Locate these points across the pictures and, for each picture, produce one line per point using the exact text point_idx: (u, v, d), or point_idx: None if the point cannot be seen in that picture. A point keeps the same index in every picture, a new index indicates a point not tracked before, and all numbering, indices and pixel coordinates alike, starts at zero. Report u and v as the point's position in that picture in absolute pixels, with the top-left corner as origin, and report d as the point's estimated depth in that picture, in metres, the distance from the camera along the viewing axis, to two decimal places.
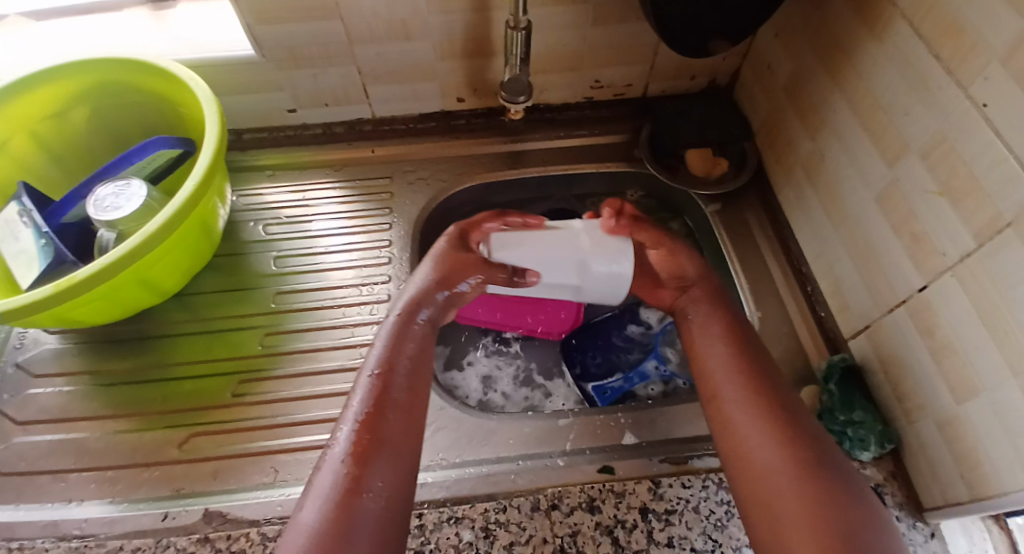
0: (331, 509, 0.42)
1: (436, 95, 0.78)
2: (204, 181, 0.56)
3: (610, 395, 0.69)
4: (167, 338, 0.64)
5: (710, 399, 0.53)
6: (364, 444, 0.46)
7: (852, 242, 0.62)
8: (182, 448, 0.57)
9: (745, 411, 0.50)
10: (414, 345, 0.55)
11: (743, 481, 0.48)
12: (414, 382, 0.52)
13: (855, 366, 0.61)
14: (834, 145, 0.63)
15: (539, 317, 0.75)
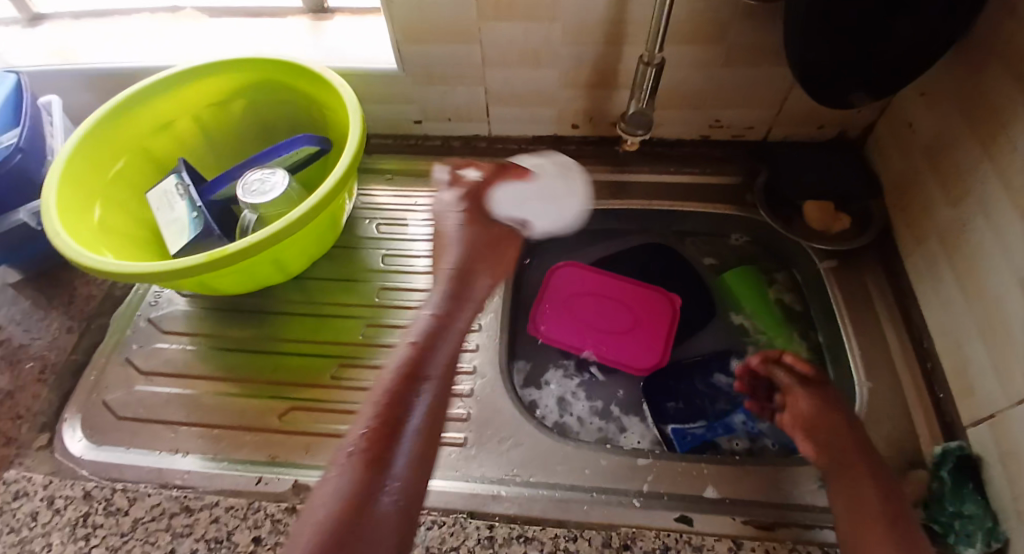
0: (350, 498, 0.41)
1: (553, 120, 0.80)
2: (344, 180, 0.60)
3: (689, 441, 0.67)
4: (279, 315, 0.69)
5: (859, 524, 0.50)
6: (382, 436, 0.44)
7: (986, 323, 0.57)
8: (282, 418, 0.61)
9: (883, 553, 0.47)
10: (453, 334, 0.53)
11: None
12: (440, 369, 0.50)
13: (973, 457, 0.56)
14: (978, 217, 0.59)
15: (625, 351, 0.74)
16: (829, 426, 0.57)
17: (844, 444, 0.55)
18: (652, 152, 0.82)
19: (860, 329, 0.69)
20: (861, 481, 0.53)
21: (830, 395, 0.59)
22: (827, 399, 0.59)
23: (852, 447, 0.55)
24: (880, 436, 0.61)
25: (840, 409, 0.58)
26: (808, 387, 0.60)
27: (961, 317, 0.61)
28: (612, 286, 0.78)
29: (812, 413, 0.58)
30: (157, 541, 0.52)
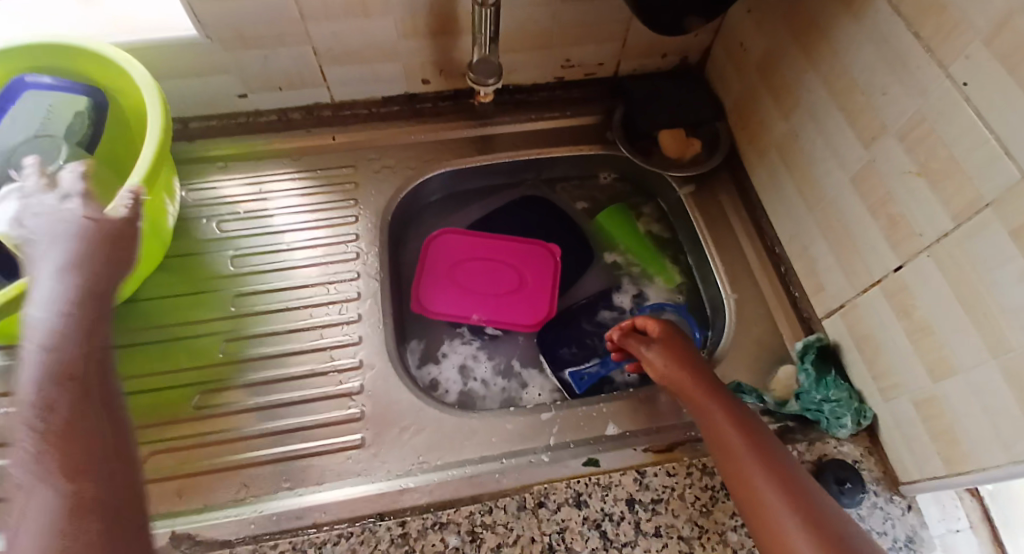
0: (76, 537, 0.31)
1: (400, 77, 0.74)
2: (141, 186, 0.51)
3: (587, 381, 0.68)
4: (120, 349, 0.60)
5: (720, 448, 0.50)
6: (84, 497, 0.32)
7: (827, 224, 0.62)
8: (140, 468, 0.53)
9: (754, 458, 0.48)
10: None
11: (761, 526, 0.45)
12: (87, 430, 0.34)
13: (830, 347, 0.62)
14: (810, 126, 0.62)
15: (517, 309, 0.73)
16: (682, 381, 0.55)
17: (699, 393, 0.54)
18: (511, 101, 0.80)
19: (723, 249, 0.72)
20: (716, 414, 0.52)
21: (680, 344, 0.58)
22: (676, 350, 0.58)
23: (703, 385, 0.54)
24: (752, 344, 0.66)
25: (690, 357, 0.57)
26: (655, 342, 0.59)
27: (803, 221, 0.65)
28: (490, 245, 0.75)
29: (668, 371, 0.57)
30: None
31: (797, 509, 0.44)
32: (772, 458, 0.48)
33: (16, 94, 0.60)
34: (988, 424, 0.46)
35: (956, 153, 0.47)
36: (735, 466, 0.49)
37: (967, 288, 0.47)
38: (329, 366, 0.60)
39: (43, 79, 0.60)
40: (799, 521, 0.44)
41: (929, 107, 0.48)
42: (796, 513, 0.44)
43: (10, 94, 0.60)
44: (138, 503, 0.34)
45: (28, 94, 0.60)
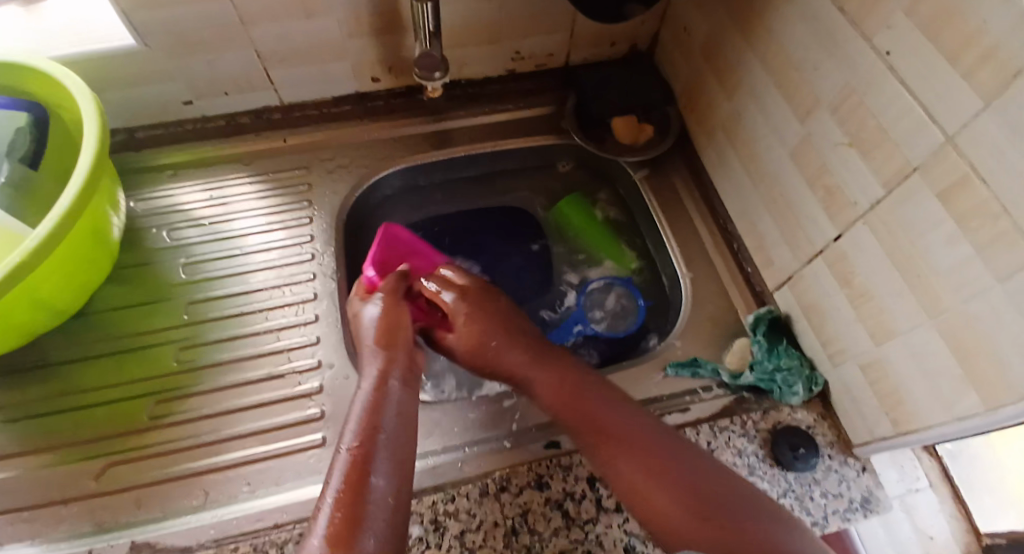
0: None
1: (350, 77, 0.73)
2: (78, 200, 0.51)
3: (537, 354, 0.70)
4: (75, 362, 0.59)
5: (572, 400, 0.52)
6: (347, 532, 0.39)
7: (771, 199, 0.63)
8: (100, 479, 0.53)
9: (619, 409, 0.50)
10: (390, 422, 0.47)
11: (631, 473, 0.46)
12: (392, 464, 0.44)
13: (781, 317, 0.63)
14: (752, 105, 0.63)
15: None
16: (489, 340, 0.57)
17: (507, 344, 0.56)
18: (463, 95, 0.80)
19: (677, 231, 0.74)
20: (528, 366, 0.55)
21: (479, 296, 0.60)
22: (482, 303, 0.59)
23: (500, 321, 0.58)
24: (708, 319, 0.67)
25: (499, 308, 0.59)
26: (454, 286, 0.61)
27: (751, 198, 0.67)
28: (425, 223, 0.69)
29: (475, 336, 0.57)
30: None
31: (622, 444, 0.48)
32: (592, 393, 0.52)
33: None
34: (928, 381, 0.48)
35: (883, 121, 0.48)
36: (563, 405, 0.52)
37: (899, 252, 0.48)
38: (287, 367, 0.60)
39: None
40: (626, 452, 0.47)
41: (856, 79, 0.50)
42: (650, 430, 0.49)
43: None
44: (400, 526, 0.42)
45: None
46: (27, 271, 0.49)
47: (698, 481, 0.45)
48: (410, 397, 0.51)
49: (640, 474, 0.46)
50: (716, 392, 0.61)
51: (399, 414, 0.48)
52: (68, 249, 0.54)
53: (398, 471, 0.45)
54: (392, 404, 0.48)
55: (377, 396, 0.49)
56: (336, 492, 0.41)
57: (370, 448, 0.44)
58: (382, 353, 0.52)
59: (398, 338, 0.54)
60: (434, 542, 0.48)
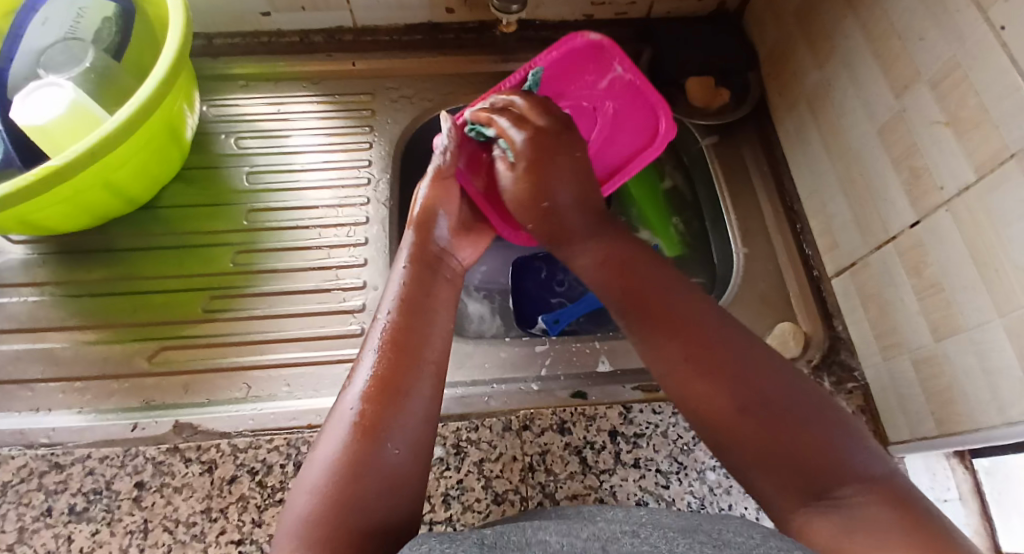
0: (343, 453, 0.37)
1: (425, 5, 0.72)
2: (155, 92, 0.52)
3: (560, 324, 0.67)
4: (140, 250, 0.63)
5: (637, 296, 0.47)
6: (374, 404, 0.40)
7: (848, 179, 0.60)
8: (152, 361, 0.56)
9: (678, 306, 0.45)
10: (430, 309, 0.47)
11: (725, 380, 0.41)
12: (430, 344, 0.44)
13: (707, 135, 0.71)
14: (843, 75, 0.60)
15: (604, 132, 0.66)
16: (528, 152, 0.54)
17: (551, 183, 0.54)
18: (537, 38, 0.78)
19: (739, 203, 0.71)
20: (548, 211, 0.54)
21: (558, 153, 0.55)
22: (542, 165, 0.54)
23: (579, 184, 0.55)
24: (758, 296, 0.65)
25: (572, 163, 0.55)
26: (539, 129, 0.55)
27: (826, 176, 0.63)
28: (569, 69, 0.61)
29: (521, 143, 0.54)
30: (30, 502, 0.47)
31: (717, 355, 0.42)
32: (717, 315, 0.45)
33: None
34: (986, 384, 0.45)
35: (986, 101, 0.45)
36: (627, 322, 0.47)
37: (979, 243, 0.45)
38: (334, 283, 0.62)
39: None
40: (761, 368, 0.41)
41: (964, 54, 0.46)
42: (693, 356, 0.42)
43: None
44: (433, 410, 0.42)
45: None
46: (103, 150, 0.51)
47: (754, 403, 0.40)
48: (451, 289, 0.51)
49: (688, 372, 0.42)
50: None
51: (435, 296, 0.48)
52: (142, 138, 0.55)
53: (434, 346, 0.45)
54: (425, 283, 0.49)
55: (414, 279, 0.49)
56: (373, 355, 0.42)
57: (405, 323, 0.45)
58: (413, 236, 0.53)
59: (433, 228, 0.54)
60: (453, 465, 0.50)
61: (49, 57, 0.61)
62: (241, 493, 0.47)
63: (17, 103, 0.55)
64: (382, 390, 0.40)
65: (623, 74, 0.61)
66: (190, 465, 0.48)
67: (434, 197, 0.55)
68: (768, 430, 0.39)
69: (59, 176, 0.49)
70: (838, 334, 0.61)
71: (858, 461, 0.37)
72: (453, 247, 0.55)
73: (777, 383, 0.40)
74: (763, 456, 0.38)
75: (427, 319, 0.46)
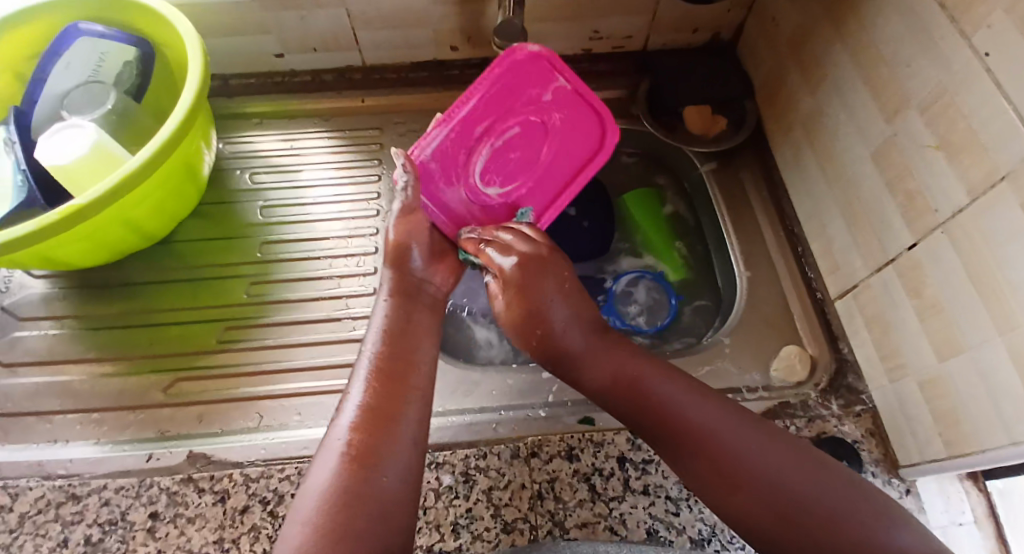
0: (332, 483, 0.38)
1: (430, 43, 0.75)
2: (169, 139, 0.54)
3: None
4: (156, 284, 0.64)
5: (630, 385, 0.47)
6: (364, 435, 0.40)
7: (846, 203, 0.61)
8: (166, 392, 0.58)
9: (672, 389, 0.46)
10: (414, 336, 0.48)
11: (739, 468, 0.41)
12: (413, 372, 0.45)
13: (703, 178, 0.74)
14: (836, 102, 0.61)
15: (512, 154, 0.59)
16: (516, 277, 0.51)
17: (544, 300, 0.50)
18: None
19: (740, 227, 0.72)
20: (543, 337, 0.50)
21: (545, 276, 0.51)
22: (534, 284, 0.51)
23: (574, 300, 0.52)
24: (762, 319, 0.65)
25: (562, 289, 0.52)
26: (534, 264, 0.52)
27: (825, 200, 0.64)
28: (511, 86, 0.57)
29: (509, 272, 0.51)
30: (47, 533, 0.47)
31: (742, 455, 0.42)
32: (735, 415, 0.44)
33: (67, 37, 0.64)
34: (990, 403, 0.45)
35: (975, 125, 0.46)
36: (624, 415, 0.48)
37: (976, 263, 0.46)
38: (344, 313, 0.63)
39: (95, 27, 0.64)
40: (792, 463, 0.41)
41: (951, 80, 0.48)
42: (703, 439, 0.43)
43: (60, 37, 0.64)
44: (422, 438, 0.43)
45: (82, 39, 0.64)
46: (117, 194, 0.53)
47: (773, 492, 0.40)
48: (431, 316, 0.52)
49: (720, 487, 0.41)
50: (760, 393, 0.60)
51: (417, 323, 0.50)
52: (156, 182, 0.57)
53: (419, 374, 0.46)
54: (406, 314, 0.50)
55: (398, 309, 0.50)
56: (361, 388, 0.43)
57: (391, 353, 0.46)
58: (392, 271, 0.54)
59: (409, 261, 0.54)
60: (463, 493, 0.50)
61: (72, 100, 0.64)
62: (253, 523, 0.47)
63: (41, 144, 0.58)
64: (371, 421, 0.41)
65: (566, 85, 0.59)
66: (203, 496, 0.49)
67: (409, 233, 0.54)
68: (798, 516, 0.39)
69: (73, 218, 0.51)
70: (844, 356, 0.61)
71: (899, 543, 0.37)
72: (429, 273, 0.55)
73: (790, 464, 0.41)
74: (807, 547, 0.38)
75: (412, 348, 0.47)
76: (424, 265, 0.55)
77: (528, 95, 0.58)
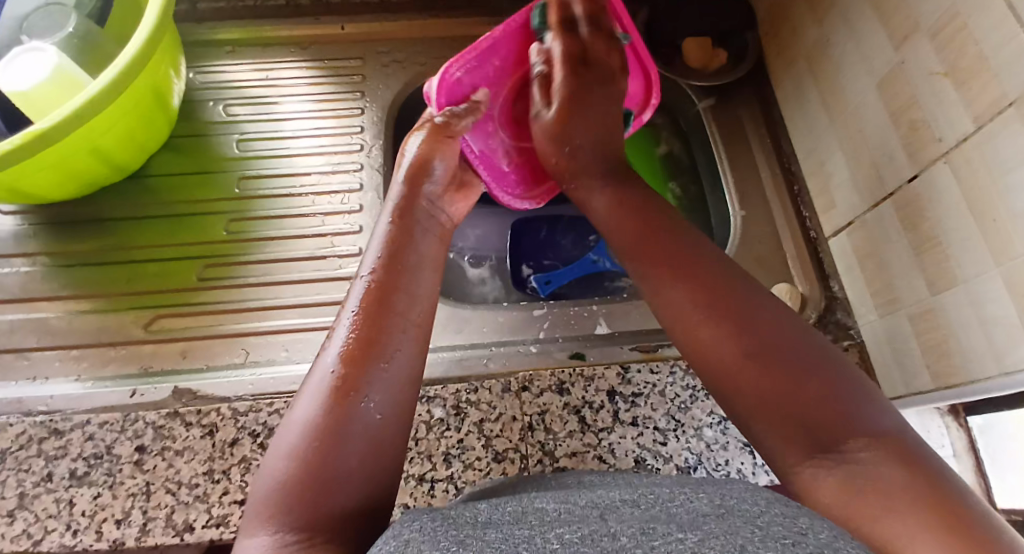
0: (320, 417, 0.37)
1: None
2: (122, 76, 0.50)
3: (551, 286, 0.68)
4: (131, 219, 0.62)
5: (645, 234, 0.48)
6: (351, 364, 0.39)
7: (846, 137, 0.59)
8: (148, 328, 0.56)
9: (687, 244, 0.46)
10: (415, 264, 0.46)
11: (722, 323, 0.41)
12: (413, 307, 0.44)
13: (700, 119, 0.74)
14: (842, 30, 0.59)
15: None
16: (566, 88, 0.55)
17: (582, 116, 0.55)
18: None
19: (736, 164, 0.70)
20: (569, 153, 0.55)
21: (591, 84, 0.56)
22: (585, 99, 0.55)
23: (602, 131, 0.56)
24: (754, 257, 0.64)
25: (606, 114, 0.56)
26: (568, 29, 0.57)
27: (824, 134, 0.63)
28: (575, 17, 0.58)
29: (560, 81, 0.55)
30: (30, 468, 0.47)
31: (747, 307, 0.41)
32: (745, 285, 0.42)
33: None
34: (981, 334, 0.45)
35: (985, 50, 0.44)
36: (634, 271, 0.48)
37: (976, 193, 0.45)
38: (329, 251, 0.61)
39: None
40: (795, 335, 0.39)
41: (963, 2, 0.45)
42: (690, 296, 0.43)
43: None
44: (411, 372, 0.41)
45: None
46: (65, 131, 0.49)
47: (766, 342, 0.39)
48: (437, 244, 0.49)
49: (697, 322, 0.42)
50: None
51: (423, 253, 0.47)
52: (110, 120, 0.54)
53: (414, 304, 0.44)
54: (414, 239, 0.48)
55: (399, 231, 0.48)
56: (353, 315, 0.42)
57: (389, 278, 0.44)
58: (405, 187, 0.50)
59: (428, 175, 0.51)
60: (453, 426, 0.50)
61: (31, 23, 0.60)
62: (243, 456, 0.47)
63: (1, 69, 0.54)
64: (362, 350, 0.40)
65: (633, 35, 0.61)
66: (191, 429, 0.48)
67: (432, 149, 0.52)
68: (769, 379, 0.38)
69: (16, 156, 0.48)
70: (834, 294, 0.61)
71: (871, 421, 0.35)
72: (442, 201, 0.52)
73: (769, 334, 0.39)
74: (769, 395, 0.38)
75: (412, 277, 0.45)
76: (443, 180, 0.53)
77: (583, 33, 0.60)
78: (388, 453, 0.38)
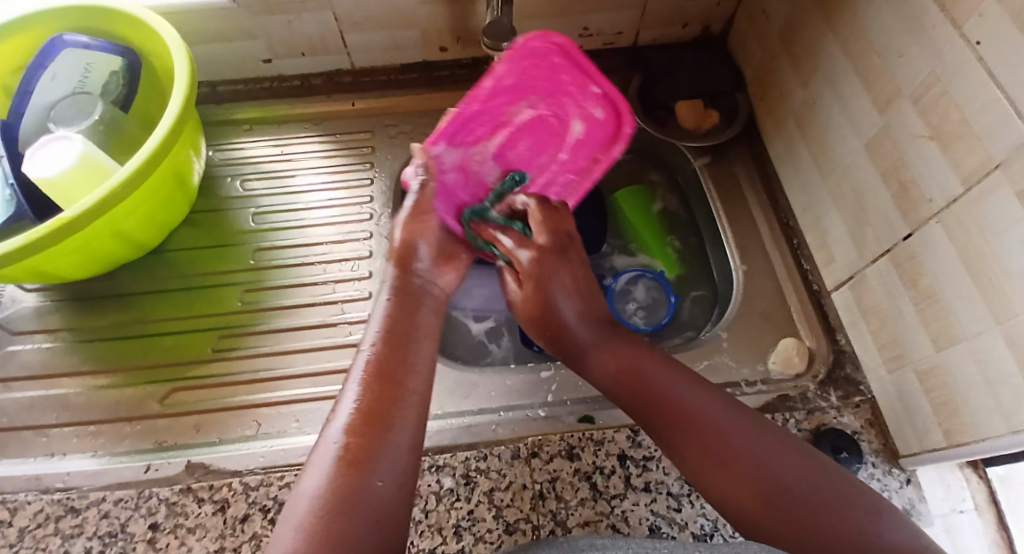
0: (328, 488, 0.37)
1: (419, 44, 0.75)
2: (146, 163, 0.53)
3: None
4: (150, 293, 0.64)
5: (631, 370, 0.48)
6: (358, 436, 0.40)
7: (839, 194, 0.61)
8: (164, 402, 0.57)
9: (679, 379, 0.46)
10: (414, 337, 0.47)
11: (729, 454, 0.42)
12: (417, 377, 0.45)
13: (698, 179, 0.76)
14: (828, 93, 0.61)
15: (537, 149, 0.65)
16: (532, 268, 0.55)
17: (554, 293, 0.54)
18: None
19: (735, 220, 0.72)
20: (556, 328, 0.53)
21: (555, 263, 0.55)
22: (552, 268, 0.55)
23: (581, 297, 0.54)
24: (758, 313, 0.65)
25: (576, 277, 0.55)
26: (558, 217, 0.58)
27: (818, 191, 0.64)
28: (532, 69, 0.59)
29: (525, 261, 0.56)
30: (46, 547, 0.47)
31: (744, 445, 0.42)
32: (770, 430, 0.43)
33: (52, 49, 0.63)
34: (989, 393, 0.45)
35: (968, 115, 0.46)
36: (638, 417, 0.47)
37: (972, 252, 0.46)
38: (339, 318, 0.63)
39: (80, 38, 0.63)
40: (780, 450, 0.42)
41: (943, 69, 0.48)
42: (704, 448, 0.43)
43: (45, 49, 0.63)
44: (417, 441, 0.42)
45: (66, 49, 0.63)
46: (66, 232, 0.51)
47: (771, 473, 0.41)
48: (437, 317, 0.51)
49: (711, 465, 0.42)
50: (759, 386, 0.60)
51: (420, 325, 0.49)
52: (113, 217, 0.56)
53: (419, 375, 0.45)
54: (411, 315, 0.49)
55: (399, 306, 0.49)
56: (358, 387, 0.43)
57: (393, 351, 0.45)
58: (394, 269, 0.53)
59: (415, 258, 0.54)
60: (464, 496, 0.50)
61: (59, 112, 0.64)
62: (254, 532, 0.47)
63: (27, 158, 0.57)
64: (366, 426, 0.40)
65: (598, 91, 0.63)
66: (203, 505, 0.48)
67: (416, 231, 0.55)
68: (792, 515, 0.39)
69: (21, 254, 0.50)
70: (841, 347, 0.61)
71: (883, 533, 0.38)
72: (433, 272, 0.55)
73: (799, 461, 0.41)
74: (790, 519, 0.39)
75: (414, 350, 0.46)
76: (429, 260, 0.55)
77: (545, 100, 0.63)
78: (395, 525, 0.38)
